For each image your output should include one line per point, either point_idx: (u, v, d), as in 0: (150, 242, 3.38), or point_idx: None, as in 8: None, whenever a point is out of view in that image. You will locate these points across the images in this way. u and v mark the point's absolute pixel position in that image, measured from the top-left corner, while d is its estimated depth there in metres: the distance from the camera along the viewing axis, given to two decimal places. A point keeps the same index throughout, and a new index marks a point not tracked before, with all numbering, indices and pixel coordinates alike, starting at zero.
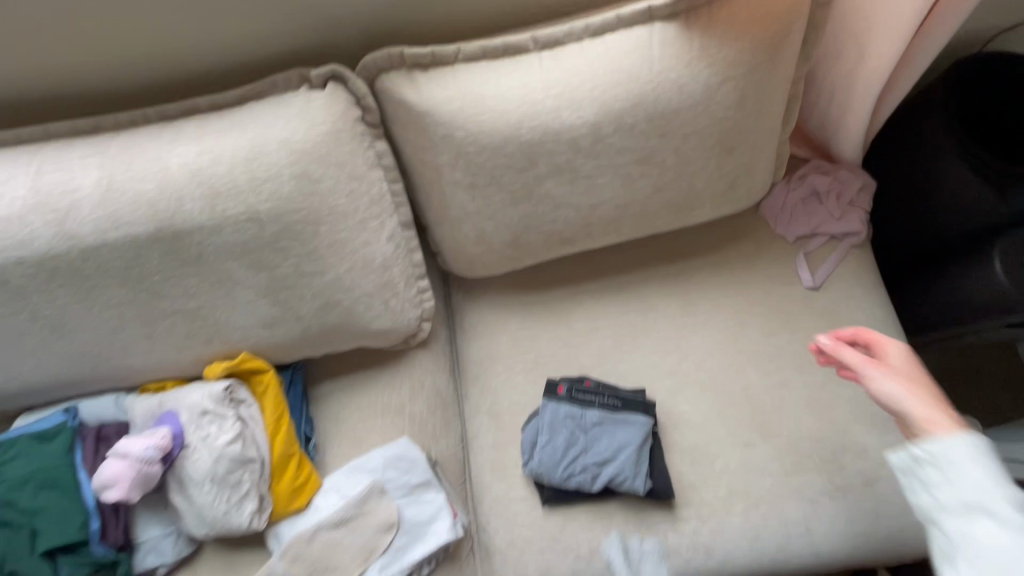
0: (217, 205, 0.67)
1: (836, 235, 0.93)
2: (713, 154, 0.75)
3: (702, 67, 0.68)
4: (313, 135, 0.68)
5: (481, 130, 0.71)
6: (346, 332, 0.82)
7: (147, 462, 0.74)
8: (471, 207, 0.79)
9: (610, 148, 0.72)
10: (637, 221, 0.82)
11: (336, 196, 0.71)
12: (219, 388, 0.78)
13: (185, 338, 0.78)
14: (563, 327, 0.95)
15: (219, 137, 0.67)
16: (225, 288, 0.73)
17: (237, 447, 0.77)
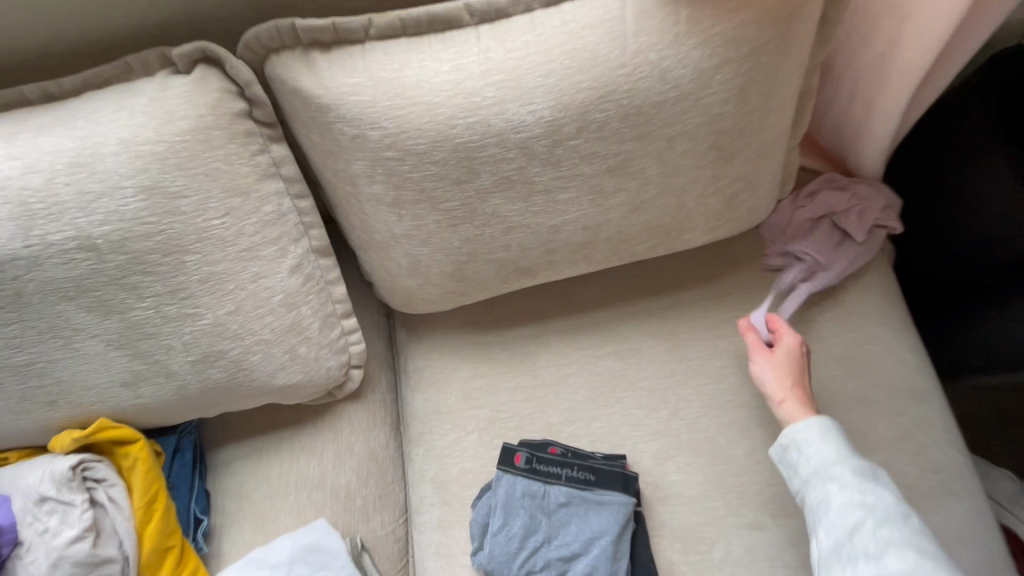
0: (34, 229, 0.49)
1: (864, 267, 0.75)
2: (707, 161, 0.59)
3: (690, 47, 0.51)
4: (170, 136, 0.50)
5: (401, 129, 0.53)
6: (240, 389, 0.63)
7: None
8: (399, 228, 0.62)
9: (572, 152, 0.55)
10: (613, 246, 0.65)
11: (208, 216, 0.53)
12: (64, 467, 0.60)
13: (19, 401, 0.59)
14: (526, 374, 0.78)
15: (37, 138, 0.49)
16: (62, 338, 0.55)
17: (85, 547, 0.59)
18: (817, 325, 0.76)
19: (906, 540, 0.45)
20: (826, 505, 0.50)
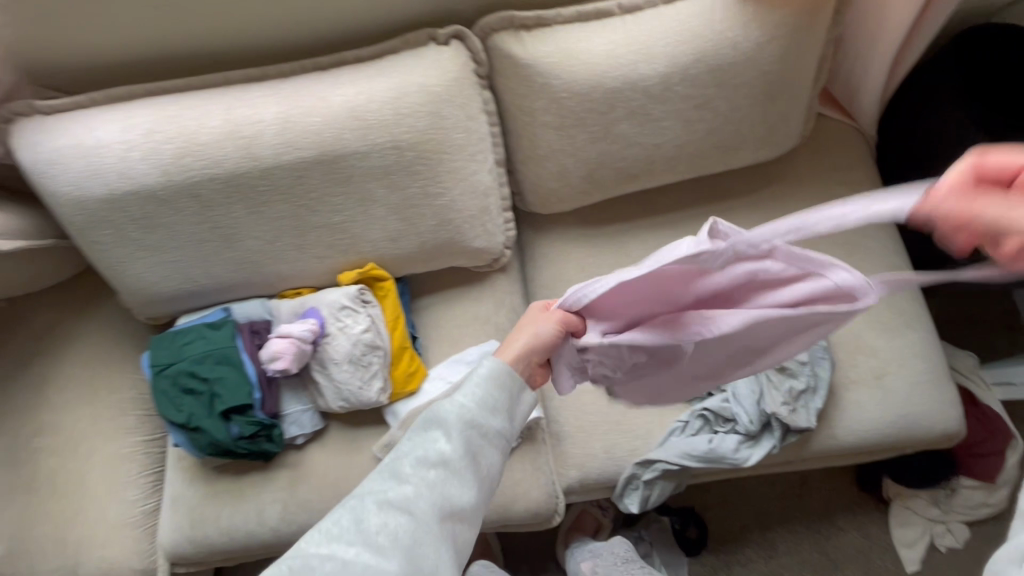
0: (369, 135, 0.85)
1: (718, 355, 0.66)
2: (759, 102, 0.92)
3: (754, 29, 0.85)
4: (442, 81, 0.86)
5: (573, 78, 0.88)
6: (450, 248, 1.00)
7: (303, 342, 0.94)
8: (557, 145, 0.97)
9: (675, 95, 0.89)
10: (692, 161, 1.00)
11: (456, 131, 0.89)
12: (354, 289, 0.98)
13: (327, 248, 0.97)
14: (622, 255, 1.14)
15: (370, 81, 0.85)
16: (365, 205, 0.92)
17: (369, 335, 0.97)
18: (825, 222, 1.11)
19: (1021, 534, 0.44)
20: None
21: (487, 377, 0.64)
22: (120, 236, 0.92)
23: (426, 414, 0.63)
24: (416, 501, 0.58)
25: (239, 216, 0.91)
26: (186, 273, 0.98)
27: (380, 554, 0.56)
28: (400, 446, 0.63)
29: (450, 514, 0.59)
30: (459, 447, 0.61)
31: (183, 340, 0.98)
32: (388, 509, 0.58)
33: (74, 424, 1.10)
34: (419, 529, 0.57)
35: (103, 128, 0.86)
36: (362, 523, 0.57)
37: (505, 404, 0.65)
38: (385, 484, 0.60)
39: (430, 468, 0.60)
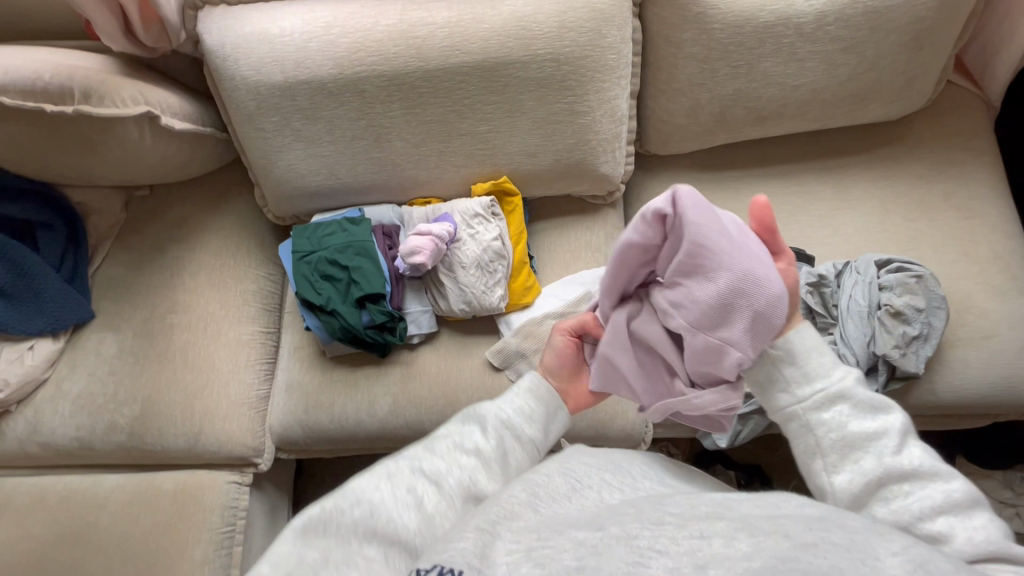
0: (532, 45, 0.91)
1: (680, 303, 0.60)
2: (905, 51, 0.95)
3: None
4: (606, 1, 0.90)
5: (729, 9, 0.92)
6: (579, 172, 1.05)
7: (440, 242, 1.00)
8: (696, 79, 1.00)
9: (826, 35, 0.92)
10: (824, 108, 1.02)
11: (610, 51, 0.93)
12: (487, 199, 1.03)
13: (466, 158, 1.02)
14: (733, 201, 1.17)
15: None
16: (513, 117, 0.97)
17: (497, 244, 1.03)
18: (942, 187, 1.12)
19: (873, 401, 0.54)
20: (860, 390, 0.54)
21: (534, 391, 0.64)
22: (282, 125, 0.98)
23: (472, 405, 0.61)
24: (456, 490, 0.52)
25: (394, 117, 0.97)
26: (330, 171, 1.04)
27: (404, 512, 0.49)
28: (446, 430, 0.58)
29: (475, 505, 0.53)
30: (509, 450, 0.58)
31: (324, 231, 1.04)
32: (426, 489, 0.51)
33: (203, 307, 1.18)
34: (442, 512, 0.50)
35: (287, 20, 0.93)
36: (395, 490, 0.50)
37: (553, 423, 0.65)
38: (429, 463, 0.53)
39: (470, 457, 0.55)
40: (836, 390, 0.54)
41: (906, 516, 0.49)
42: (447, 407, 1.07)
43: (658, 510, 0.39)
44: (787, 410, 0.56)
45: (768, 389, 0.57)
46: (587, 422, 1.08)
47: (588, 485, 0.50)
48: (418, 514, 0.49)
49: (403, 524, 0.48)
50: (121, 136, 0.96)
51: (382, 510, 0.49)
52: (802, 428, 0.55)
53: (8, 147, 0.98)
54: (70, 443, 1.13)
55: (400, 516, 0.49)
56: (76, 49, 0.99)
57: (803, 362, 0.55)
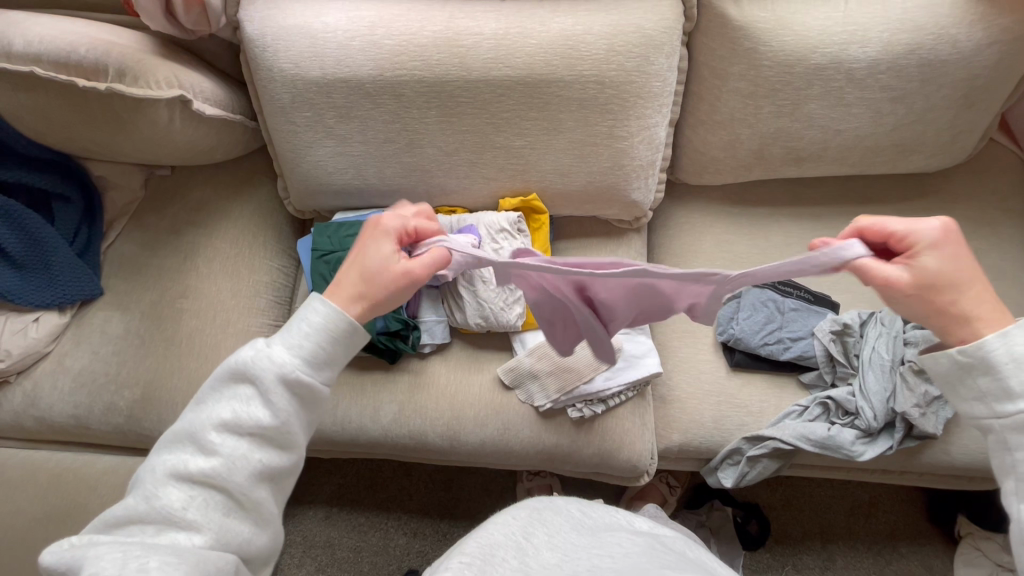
0: (578, 65, 0.89)
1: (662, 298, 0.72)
2: (954, 106, 0.93)
3: (977, 29, 0.86)
4: (657, 27, 0.89)
5: (781, 47, 0.90)
6: (611, 195, 1.03)
7: None
8: (739, 113, 0.99)
9: (877, 83, 0.91)
10: (866, 154, 1.01)
11: (656, 78, 0.92)
12: (514, 215, 1.01)
13: (497, 171, 1.00)
14: (761, 237, 1.15)
15: (591, 15, 0.89)
16: (550, 134, 0.95)
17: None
18: (976, 244, 1.10)
19: None
20: None
21: (306, 326, 0.60)
22: (314, 120, 0.97)
23: (225, 370, 0.60)
24: (220, 473, 0.56)
25: (430, 123, 0.95)
26: (357, 170, 1.02)
27: (186, 523, 0.55)
28: (201, 412, 0.59)
29: (262, 472, 0.57)
30: (281, 406, 0.58)
31: (346, 232, 1.02)
32: (190, 485, 0.56)
33: (214, 295, 1.16)
34: (216, 497, 0.56)
35: (331, 16, 0.91)
36: (160, 499, 0.55)
37: (332, 352, 0.61)
38: (188, 457, 0.57)
39: (238, 430, 0.57)
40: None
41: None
42: (453, 420, 1.05)
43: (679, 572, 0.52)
44: (984, 421, 0.60)
45: (961, 390, 0.61)
46: (594, 450, 1.04)
47: (577, 555, 0.58)
48: (196, 505, 0.55)
49: (178, 532, 0.54)
50: (151, 118, 0.94)
51: (159, 520, 0.55)
52: (997, 441, 0.59)
53: (36, 116, 0.97)
54: (67, 420, 1.11)
55: (174, 513, 0.55)
56: (113, 26, 0.98)
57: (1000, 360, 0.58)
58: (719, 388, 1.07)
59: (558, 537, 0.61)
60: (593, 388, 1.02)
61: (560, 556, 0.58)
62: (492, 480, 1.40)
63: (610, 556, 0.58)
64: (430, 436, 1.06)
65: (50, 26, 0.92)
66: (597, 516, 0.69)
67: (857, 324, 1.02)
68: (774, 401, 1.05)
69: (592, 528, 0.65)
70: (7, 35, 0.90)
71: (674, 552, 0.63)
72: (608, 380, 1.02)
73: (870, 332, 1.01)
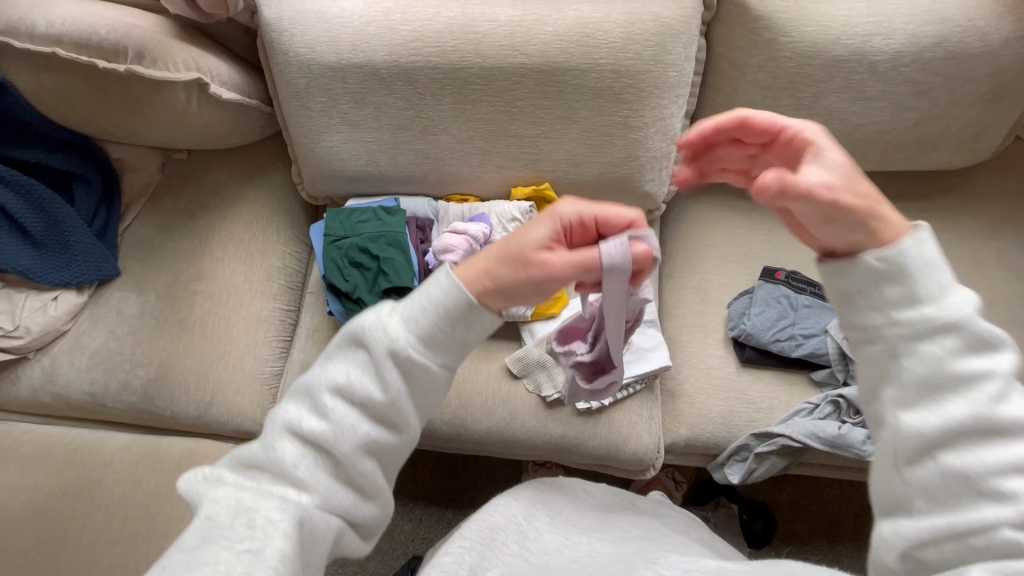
0: (595, 54, 0.88)
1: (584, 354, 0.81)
2: (979, 101, 0.91)
3: (1007, 22, 0.84)
4: (676, 16, 0.87)
5: (802, 38, 0.88)
6: (624, 187, 1.02)
7: (476, 243, 0.98)
8: (757, 106, 0.97)
9: (900, 76, 0.89)
10: (885, 150, 0.99)
11: (673, 68, 0.90)
12: (526, 204, 1.01)
13: (510, 160, 1.00)
14: (775, 233, 1.14)
15: (608, 2, 0.88)
16: (564, 124, 0.94)
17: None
18: (997, 244, 1.07)
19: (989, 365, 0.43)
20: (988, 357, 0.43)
21: (433, 294, 0.51)
22: (329, 106, 0.97)
23: (350, 331, 0.52)
24: (330, 438, 0.49)
25: (444, 110, 0.95)
26: (371, 157, 1.02)
27: (292, 487, 0.49)
28: (321, 369, 0.53)
29: (373, 446, 0.50)
30: (396, 383, 0.50)
31: (359, 218, 1.03)
32: (303, 441, 0.50)
33: (228, 278, 1.17)
34: (328, 464, 0.50)
35: (348, 1, 0.91)
36: (271, 457, 0.49)
37: (464, 334, 0.52)
38: (302, 413, 0.51)
39: (355, 399, 0.50)
40: (969, 350, 0.43)
41: (976, 469, 0.41)
42: (460, 408, 1.06)
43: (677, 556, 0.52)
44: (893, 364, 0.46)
45: (882, 359, 0.45)
46: (601, 441, 1.04)
47: (579, 540, 0.58)
48: (307, 466, 0.49)
49: (284, 491, 0.49)
50: (169, 100, 0.95)
51: (267, 476, 0.49)
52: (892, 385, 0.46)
53: (57, 97, 0.98)
54: (83, 397, 1.13)
55: (285, 471, 0.49)
56: (133, 9, 0.99)
57: (929, 307, 0.44)
58: (728, 384, 1.07)
59: (561, 518, 0.62)
60: None
61: (561, 539, 0.58)
62: (497, 470, 1.40)
63: (612, 541, 0.58)
64: (437, 424, 1.06)
65: (72, 8, 0.93)
66: (602, 496, 0.69)
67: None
68: (784, 399, 1.04)
69: (596, 510, 0.65)
70: (30, 16, 0.92)
71: (678, 534, 0.63)
72: None
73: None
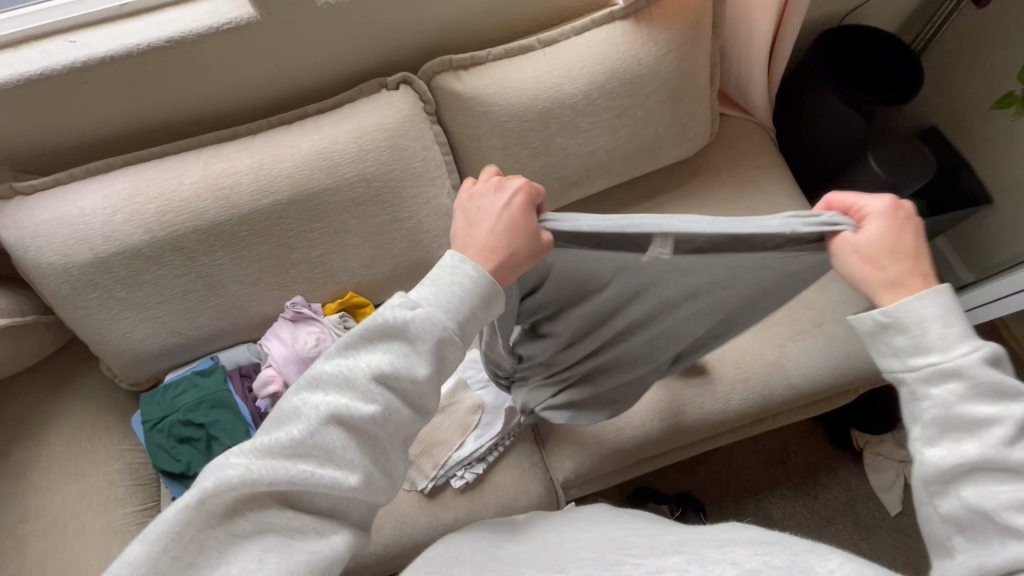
0: (337, 171, 0.96)
1: None
2: (669, 105, 1.09)
3: (651, 46, 1.02)
4: (396, 119, 0.98)
5: (510, 103, 1.02)
6: (423, 267, 1.09)
7: (286, 368, 1.01)
8: (506, 163, 1.08)
9: (599, 107, 1.04)
10: (624, 162, 1.14)
11: (416, 160, 1.00)
12: (300, 297, 1.04)
13: (309, 282, 1.04)
14: None
15: (332, 125, 0.97)
16: (339, 237, 1.00)
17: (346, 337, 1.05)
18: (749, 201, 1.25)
19: (982, 375, 0.54)
20: (939, 349, 0.55)
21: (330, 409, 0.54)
22: (104, 299, 0.95)
23: (253, 516, 0.50)
24: (384, 418, 0.56)
25: (222, 262, 0.97)
26: (169, 326, 1.01)
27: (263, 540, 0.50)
28: (243, 517, 0.50)
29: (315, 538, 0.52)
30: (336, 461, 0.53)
31: (174, 391, 1.00)
32: (269, 533, 0.51)
33: (56, 507, 1.06)
34: (341, 508, 0.56)
35: (87, 199, 0.91)
36: (399, 311, 0.59)
37: (378, 469, 0.57)
38: (266, 523, 0.51)
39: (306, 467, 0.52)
40: (989, 394, 0.54)
41: (911, 355, 0.57)
42: None
43: (616, 553, 0.58)
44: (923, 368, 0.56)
45: (885, 338, 0.58)
46: (493, 509, 1.05)
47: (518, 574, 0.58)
48: (312, 536, 0.53)
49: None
50: None
51: (297, 470, 0.51)
52: (965, 373, 0.54)
53: None
54: None
55: (307, 559, 0.50)
56: None
57: (915, 337, 0.56)
58: None
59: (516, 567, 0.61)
60: (466, 451, 1.04)
61: None
62: None
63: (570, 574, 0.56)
64: None
65: None
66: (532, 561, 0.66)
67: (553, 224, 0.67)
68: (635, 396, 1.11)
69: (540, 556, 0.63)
70: None
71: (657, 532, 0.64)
72: (477, 439, 1.05)
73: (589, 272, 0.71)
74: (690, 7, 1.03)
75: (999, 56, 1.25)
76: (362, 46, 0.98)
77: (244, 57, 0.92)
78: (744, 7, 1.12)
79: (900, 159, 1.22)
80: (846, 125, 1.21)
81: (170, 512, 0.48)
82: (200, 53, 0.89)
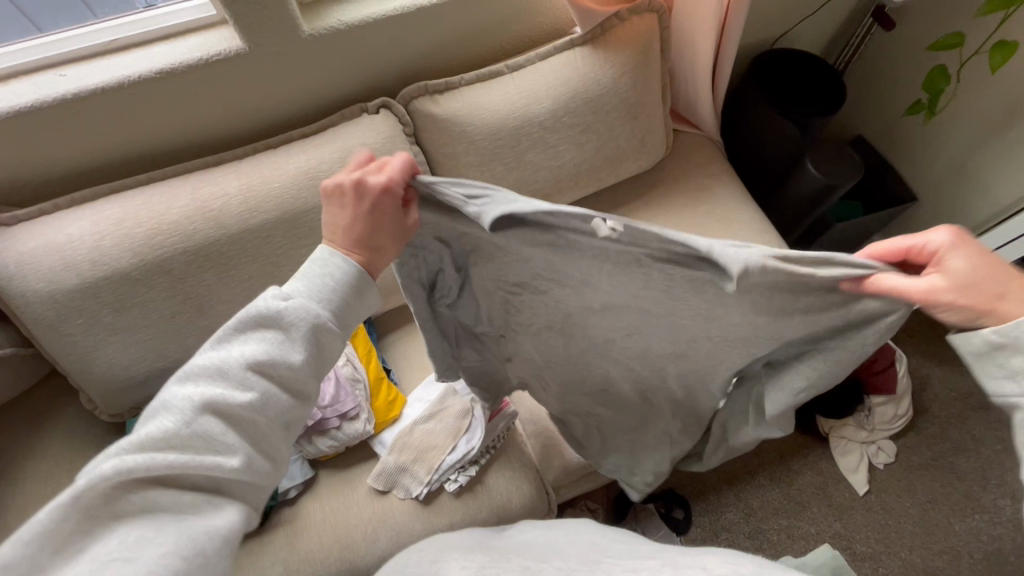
0: None
1: (337, 403, 1.04)
2: (628, 121, 1.19)
3: (608, 68, 1.13)
4: (378, 140, 1.05)
5: (483, 122, 1.10)
6: None
7: None
8: (482, 179, 1.15)
9: (565, 124, 1.14)
10: (591, 174, 1.23)
11: None
12: None
13: None
14: None
15: (317, 148, 1.02)
16: None
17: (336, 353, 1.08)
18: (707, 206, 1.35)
19: None
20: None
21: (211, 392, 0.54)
22: (90, 324, 0.96)
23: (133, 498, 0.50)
24: (264, 403, 0.57)
25: (211, 283, 0.99)
26: (156, 351, 1.02)
27: (147, 517, 0.50)
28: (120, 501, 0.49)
29: (203, 510, 0.53)
30: (217, 447, 0.53)
31: None
32: (149, 517, 0.50)
33: None
34: (224, 488, 0.56)
35: (75, 225, 0.93)
36: (274, 301, 0.59)
37: (262, 445, 0.58)
38: (146, 505, 0.50)
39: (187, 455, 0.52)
40: None
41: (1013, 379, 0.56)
42: (344, 552, 1.01)
43: (600, 554, 0.61)
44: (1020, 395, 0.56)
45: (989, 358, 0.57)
46: (487, 511, 1.06)
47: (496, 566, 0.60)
48: (202, 514, 0.53)
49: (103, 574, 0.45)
50: None
51: (173, 457, 0.51)
52: None
53: None
54: None
55: (201, 530, 0.51)
56: None
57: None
58: None
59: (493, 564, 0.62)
60: (458, 454, 1.04)
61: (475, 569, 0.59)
62: None
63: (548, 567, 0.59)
64: None
65: None
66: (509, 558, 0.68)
67: (435, 209, 0.64)
68: None
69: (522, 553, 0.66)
70: None
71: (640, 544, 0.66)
72: (469, 442, 1.05)
73: (522, 283, 0.72)
74: (640, 34, 1.15)
75: (908, 72, 1.43)
76: (343, 76, 1.05)
77: (231, 87, 0.97)
78: (687, 36, 1.25)
79: (834, 162, 1.35)
80: (784, 135, 1.34)
81: (37, 512, 0.46)
82: (189, 84, 0.93)
